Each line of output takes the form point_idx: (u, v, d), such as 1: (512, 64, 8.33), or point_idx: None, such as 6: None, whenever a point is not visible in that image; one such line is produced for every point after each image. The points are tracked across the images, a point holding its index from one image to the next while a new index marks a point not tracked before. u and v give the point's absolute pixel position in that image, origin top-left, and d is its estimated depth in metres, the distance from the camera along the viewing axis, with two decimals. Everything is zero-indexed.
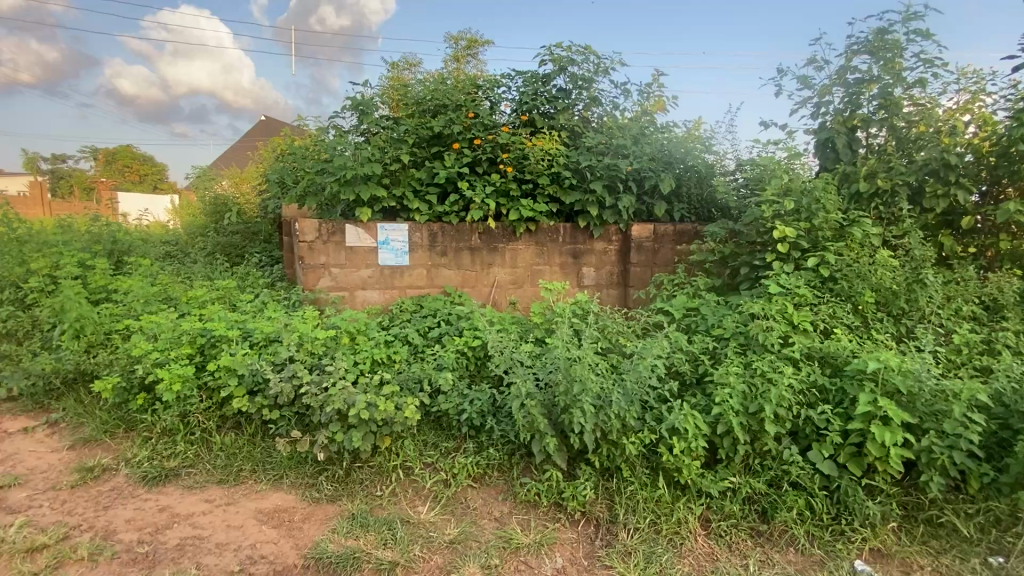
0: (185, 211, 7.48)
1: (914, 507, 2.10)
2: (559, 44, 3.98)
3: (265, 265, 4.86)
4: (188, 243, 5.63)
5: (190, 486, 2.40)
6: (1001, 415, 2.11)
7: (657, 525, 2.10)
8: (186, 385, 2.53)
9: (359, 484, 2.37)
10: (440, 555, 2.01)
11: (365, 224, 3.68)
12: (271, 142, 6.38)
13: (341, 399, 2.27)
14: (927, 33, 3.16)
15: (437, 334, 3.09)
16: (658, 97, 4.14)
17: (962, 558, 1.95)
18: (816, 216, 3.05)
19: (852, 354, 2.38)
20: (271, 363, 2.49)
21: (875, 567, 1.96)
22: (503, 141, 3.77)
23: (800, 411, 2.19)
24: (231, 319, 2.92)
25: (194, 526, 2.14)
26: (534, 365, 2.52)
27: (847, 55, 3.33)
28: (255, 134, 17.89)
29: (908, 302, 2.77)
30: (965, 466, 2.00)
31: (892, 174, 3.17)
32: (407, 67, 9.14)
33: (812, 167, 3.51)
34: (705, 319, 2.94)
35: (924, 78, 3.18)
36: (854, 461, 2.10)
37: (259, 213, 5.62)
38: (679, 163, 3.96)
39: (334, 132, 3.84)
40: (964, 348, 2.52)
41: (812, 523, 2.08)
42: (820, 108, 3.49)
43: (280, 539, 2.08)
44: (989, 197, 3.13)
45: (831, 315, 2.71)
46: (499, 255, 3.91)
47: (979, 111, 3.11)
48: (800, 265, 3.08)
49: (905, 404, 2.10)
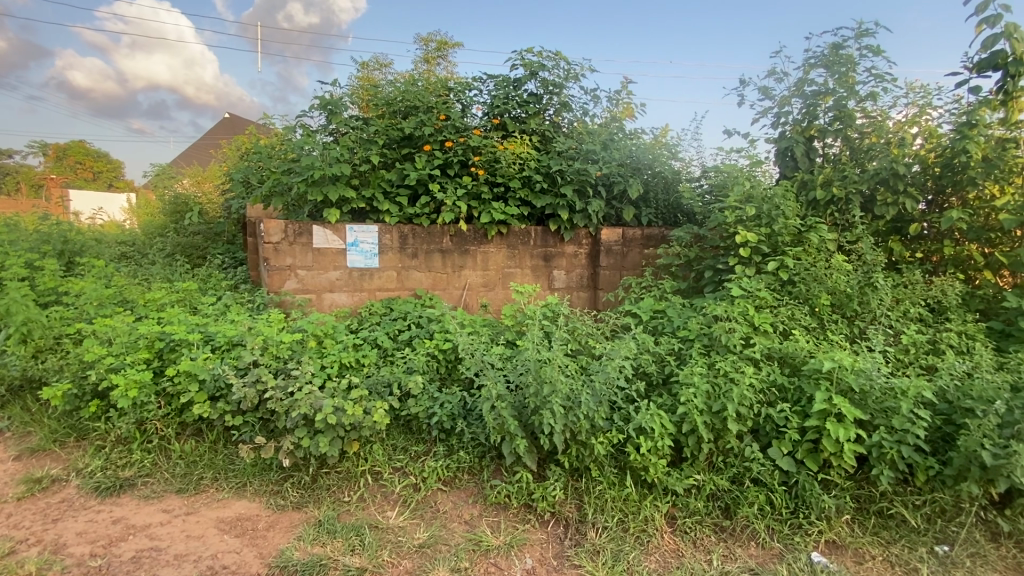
0: (143, 211, 7.18)
1: (867, 499, 2.20)
2: (531, 49, 4.02)
3: (228, 266, 4.72)
4: (146, 243, 5.42)
5: (147, 496, 2.30)
6: (945, 411, 2.24)
7: (624, 523, 2.14)
8: (143, 391, 2.44)
9: (326, 489, 2.32)
10: (409, 559, 1.99)
11: (333, 225, 3.61)
12: (235, 141, 6.20)
13: (308, 404, 2.23)
14: (877, 49, 3.33)
15: (407, 337, 3.06)
16: (627, 104, 4.22)
17: (910, 548, 2.07)
18: (776, 223, 3.18)
19: (810, 354, 2.47)
20: (234, 368, 2.42)
21: (830, 558, 2.04)
22: (475, 143, 3.78)
23: (761, 410, 2.26)
24: (193, 322, 2.84)
25: (151, 538, 2.06)
26: (505, 367, 2.54)
27: (805, 67, 3.47)
28: (217, 132, 17.32)
29: (861, 304, 2.90)
30: (913, 460, 2.11)
31: (846, 183, 3.32)
32: (379, 67, 9.05)
33: (772, 175, 3.65)
34: (672, 321, 3.02)
35: (876, 92, 3.34)
36: (811, 457, 2.19)
37: (222, 212, 5.45)
38: (647, 168, 4.05)
39: (302, 132, 3.77)
40: (912, 348, 2.65)
41: (772, 517, 2.16)
42: (780, 117, 3.63)
43: (243, 548, 2.02)
44: (935, 205, 3.33)
45: (789, 317, 2.82)
46: (470, 257, 3.91)
47: (926, 124, 3.29)
48: (761, 268, 3.21)
49: (857, 402, 2.21)
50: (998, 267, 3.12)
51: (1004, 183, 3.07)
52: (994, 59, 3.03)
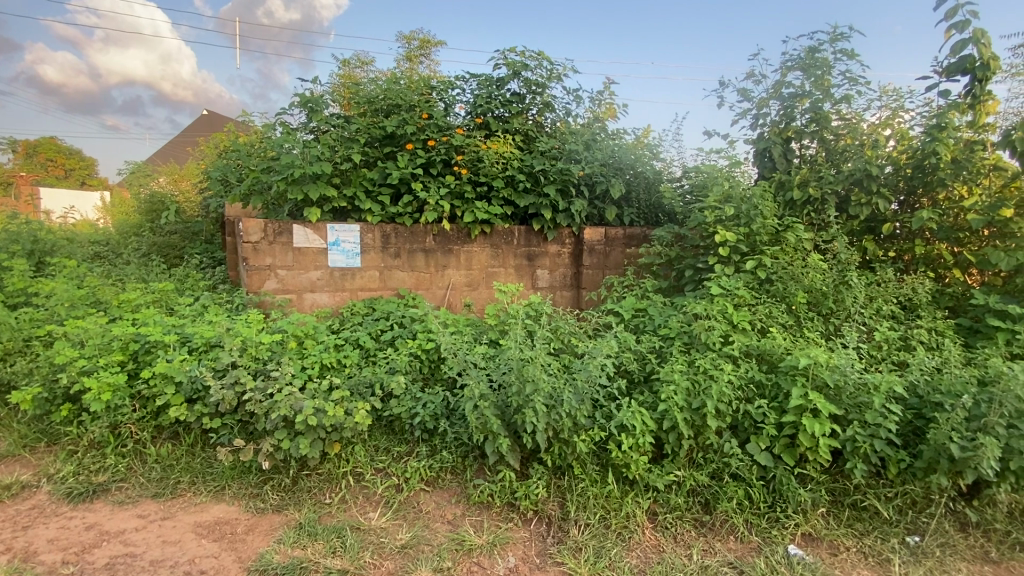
0: (118, 210, 7.00)
1: (841, 492, 2.25)
2: (514, 49, 4.03)
3: (206, 266, 4.62)
4: (120, 243, 5.28)
5: (121, 501, 2.25)
6: (915, 405, 2.31)
7: (606, 520, 2.16)
8: (117, 394, 2.39)
9: (307, 492, 2.30)
10: (391, 560, 1.99)
11: (314, 224, 3.57)
12: (214, 138, 6.09)
13: (288, 406, 2.20)
14: (851, 53, 3.41)
15: (389, 337, 3.04)
16: (609, 105, 4.26)
17: (882, 538, 2.12)
18: (754, 222, 3.24)
19: (786, 351, 2.52)
20: (211, 370, 2.37)
21: (806, 551, 2.09)
22: (458, 142, 3.77)
23: (739, 406, 2.30)
24: (169, 323, 2.78)
25: (125, 544, 2.02)
26: (488, 366, 2.54)
27: (783, 70, 3.54)
28: (196, 129, 16.98)
29: (836, 302, 2.96)
30: (885, 453, 2.17)
31: (822, 183, 3.40)
32: (361, 64, 8.97)
33: (751, 175, 3.71)
34: (653, 319, 3.05)
35: (850, 95, 3.42)
36: (788, 452, 2.23)
37: (200, 212, 5.33)
38: (629, 168, 4.09)
39: (282, 130, 3.72)
40: (884, 344, 2.72)
41: (750, 511, 2.20)
42: (758, 119, 3.69)
43: (222, 553, 1.99)
44: (907, 206, 3.42)
45: (767, 314, 2.88)
46: (453, 256, 3.90)
47: (898, 127, 3.37)
48: (739, 267, 3.26)
49: (832, 397, 2.25)
50: (966, 266, 3.22)
51: (972, 184, 3.17)
52: (962, 63, 3.13)
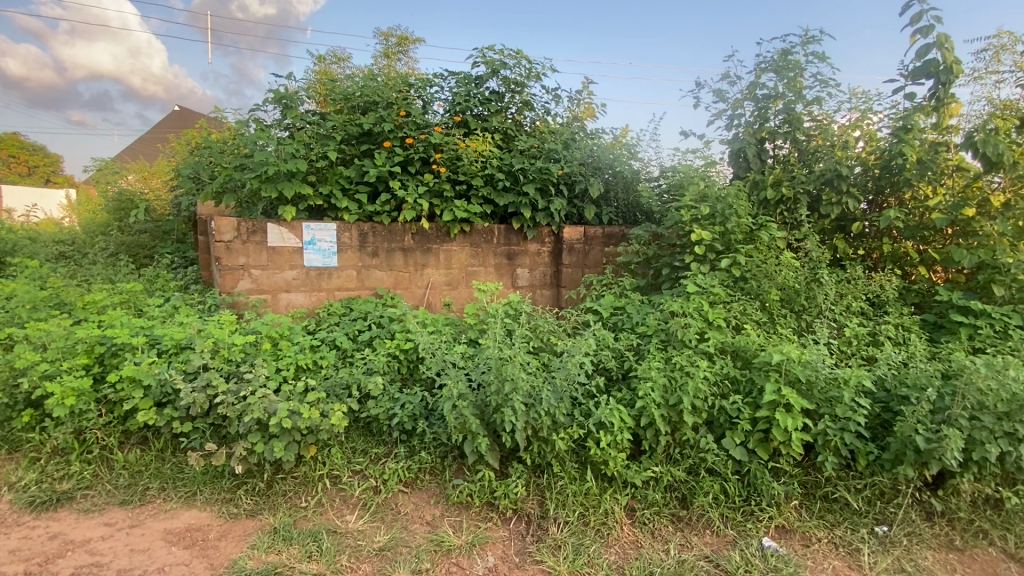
0: (84, 209, 6.76)
1: (813, 485, 2.30)
2: (492, 47, 4.01)
3: (177, 266, 4.50)
4: (86, 242, 5.10)
5: (87, 510, 2.17)
6: (883, 399, 2.38)
7: (585, 517, 2.17)
8: (82, 399, 2.31)
9: (282, 496, 2.25)
10: (368, 564, 1.96)
11: (289, 223, 3.51)
12: (185, 134, 5.94)
13: (261, 408, 2.15)
14: (822, 55, 3.48)
15: (367, 337, 3.00)
16: (588, 104, 4.28)
17: (852, 529, 2.18)
18: (729, 221, 3.30)
19: (760, 347, 2.56)
20: (181, 372, 2.31)
21: (779, 543, 2.13)
22: (436, 141, 3.72)
23: (715, 402, 2.33)
24: (137, 325, 2.70)
25: (92, 553, 1.95)
26: (466, 366, 2.52)
27: (757, 71, 3.59)
28: (167, 125, 16.53)
29: (808, 300, 3.03)
30: (854, 446, 2.23)
31: (794, 183, 3.48)
32: (338, 60, 8.85)
33: (726, 175, 3.76)
34: (631, 317, 3.08)
35: (821, 97, 3.49)
36: (762, 446, 2.28)
37: (171, 210, 5.19)
38: (608, 168, 4.12)
39: (255, 126, 3.63)
40: (854, 340, 2.79)
41: (726, 505, 2.23)
42: (733, 119, 3.75)
43: (193, 560, 1.94)
44: (875, 205, 3.51)
45: (742, 311, 2.93)
46: (432, 255, 3.87)
47: (867, 128, 3.46)
48: (715, 265, 3.31)
49: (804, 391, 2.31)
50: (931, 263, 3.33)
51: (936, 184, 3.27)
52: (927, 67, 3.23)
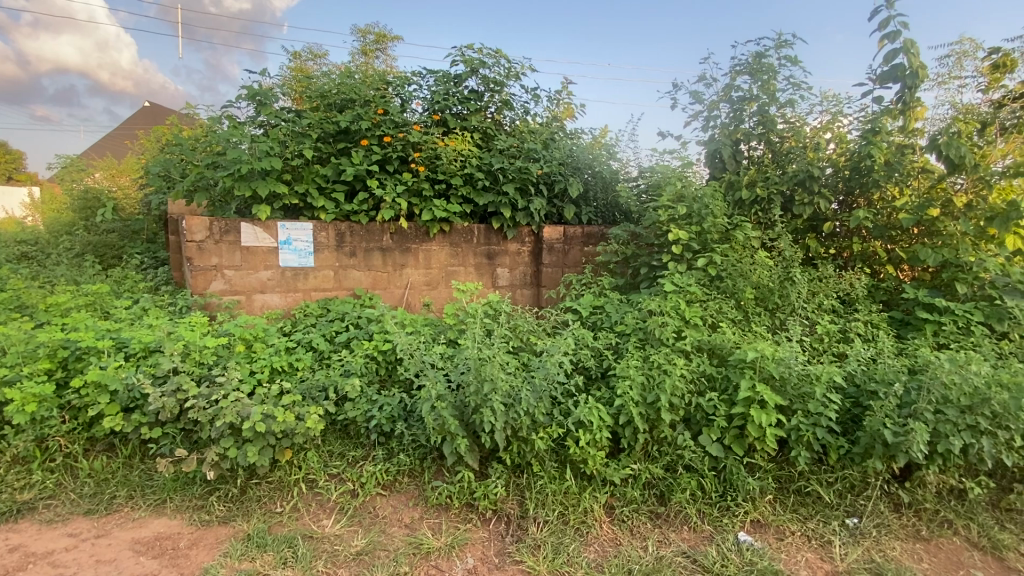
0: (47, 207, 6.49)
1: (787, 479, 2.36)
2: (470, 46, 3.98)
3: (147, 267, 4.37)
4: (50, 242, 4.91)
5: (49, 520, 2.09)
6: (853, 394, 2.45)
7: (565, 516, 2.18)
8: (43, 406, 2.23)
9: (256, 501, 2.20)
10: (345, 568, 1.93)
11: (263, 222, 3.43)
12: (155, 131, 5.77)
13: (234, 413, 2.10)
14: (794, 59, 3.53)
15: (344, 338, 2.95)
16: (567, 105, 4.30)
17: (825, 521, 2.23)
18: (705, 221, 3.35)
19: (735, 345, 2.61)
20: (150, 376, 2.23)
21: (754, 537, 2.17)
22: (415, 140, 3.69)
23: (692, 399, 2.37)
24: (102, 327, 2.61)
25: (54, 565, 1.88)
26: (446, 366, 2.51)
27: (732, 74, 3.64)
28: (135, 121, 16.06)
29: (781, 298, 3.09)
30: (826, 440, 2.28)
31: (768, 184, 3.55)
32: (313, 58, 8.73)
33: (703, 175, 3.81)
34: (610, 316, 3.10)
35: (794, 100, 3.56)
36: (737, 442, 2.32)
37: (141, 209, 5.04)
38: (587, 168, 4.15)
39: (228, 123, 3.54)
40: (825, 337, 2.86)
41: (702, 501, 2.27)
42: (709, 121, 3.80)
43: (162, 570, 1.88)
44: (846, 205, 3.60)
45: (718, 310, 2.98)
46: (411, 255, 3.84)
47: (838, 131, 3.55)
48: (692, 264, 3.36)
49: (778, 388, 2.35)
50: (898, 262, 3.44)
51: (903, 186, 3.38)
52: (894, 72, 3.32)
